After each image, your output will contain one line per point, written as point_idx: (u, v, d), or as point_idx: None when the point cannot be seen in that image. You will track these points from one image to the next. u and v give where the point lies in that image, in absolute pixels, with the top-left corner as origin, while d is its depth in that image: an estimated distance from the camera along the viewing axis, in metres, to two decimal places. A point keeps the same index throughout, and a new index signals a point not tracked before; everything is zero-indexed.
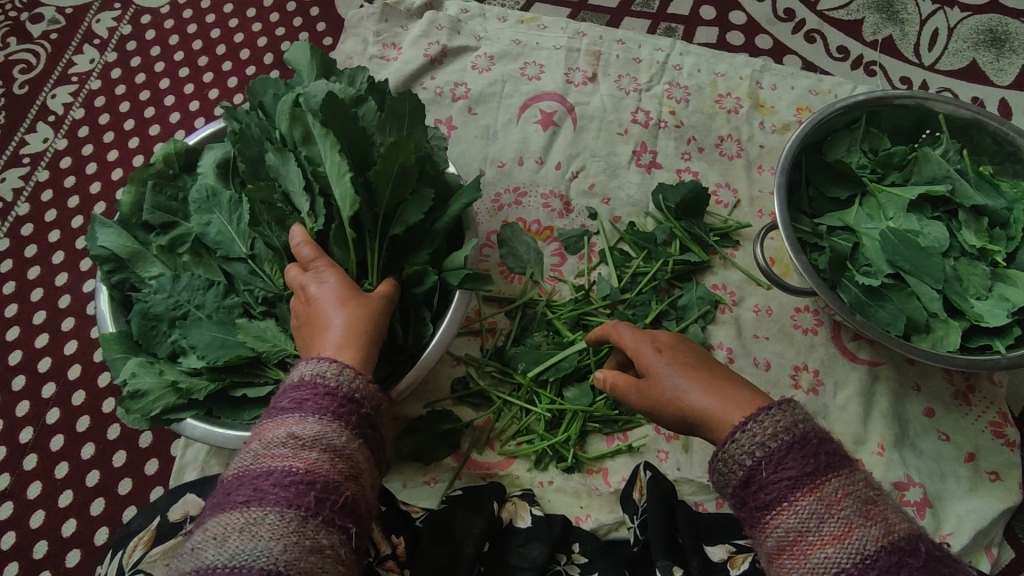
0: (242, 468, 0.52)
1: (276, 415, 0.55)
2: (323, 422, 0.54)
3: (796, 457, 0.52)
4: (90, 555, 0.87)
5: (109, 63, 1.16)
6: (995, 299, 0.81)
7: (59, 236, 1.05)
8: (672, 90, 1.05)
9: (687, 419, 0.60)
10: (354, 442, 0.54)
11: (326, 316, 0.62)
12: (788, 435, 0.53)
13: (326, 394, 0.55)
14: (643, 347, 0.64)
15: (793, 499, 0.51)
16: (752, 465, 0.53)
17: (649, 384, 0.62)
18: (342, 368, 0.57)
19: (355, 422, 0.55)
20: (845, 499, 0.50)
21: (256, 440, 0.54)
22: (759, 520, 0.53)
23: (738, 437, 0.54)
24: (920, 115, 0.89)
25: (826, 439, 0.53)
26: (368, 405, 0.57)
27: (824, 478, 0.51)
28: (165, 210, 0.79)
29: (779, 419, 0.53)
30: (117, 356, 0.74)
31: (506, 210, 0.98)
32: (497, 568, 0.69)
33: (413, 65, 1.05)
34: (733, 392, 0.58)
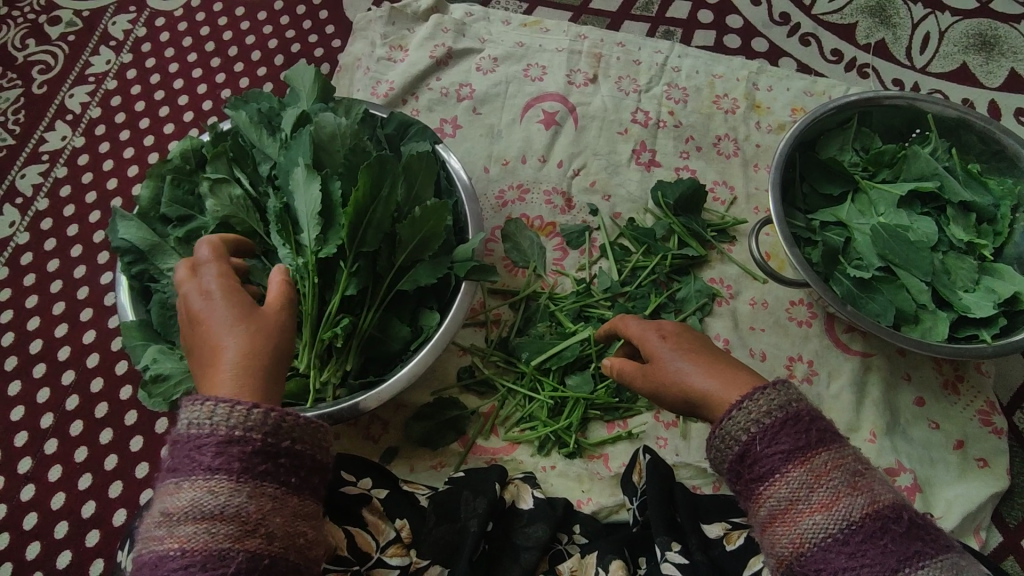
0: (139, 550, 0.50)
1: (162, 482, 0.51)
2: (198, 482, 0.49)
3: (789, 432, 0.54)
4: (108, 535, 0.90)
5: (125, 64, 1.20)
6: (982, 291, 0.84)
7: (78, 230, 1.08)
8: (671, 91, 1.08)
9: (691, 401, 0.62)
10: (239, 494, 0.49)
11: (217, 343, 0.56)
12: (782, 412, 0.55)
13: (203, 444, 0.50)
14: (650, 335, 0.67)
15: (785, 471, 0.53)
16: (748, 440, 0.55)
17: (655, 369, 0.65)
18: (215, 407, 0.51)
19: (240, 467, 0.50)
20: (834, 471, 0.52)
21: (152, 511, 0.51)
22: (754, 491, 0.55)
23: (735, 415, 0.56)
24: (910, 115, 0.92)
25: (819, 416, 0.56)
26: (258, 437, 0.51)
27: (815, 451, 0.53)
28: (183, 204, 0.81)
29: (773, 397, 0.56)
30: (138, 344, 0.78)
31: (510, 206, 1.01)
32: (501, 545, 0.70)
33: (420, 66, 1.08)
34: (736, 375, 0.61)
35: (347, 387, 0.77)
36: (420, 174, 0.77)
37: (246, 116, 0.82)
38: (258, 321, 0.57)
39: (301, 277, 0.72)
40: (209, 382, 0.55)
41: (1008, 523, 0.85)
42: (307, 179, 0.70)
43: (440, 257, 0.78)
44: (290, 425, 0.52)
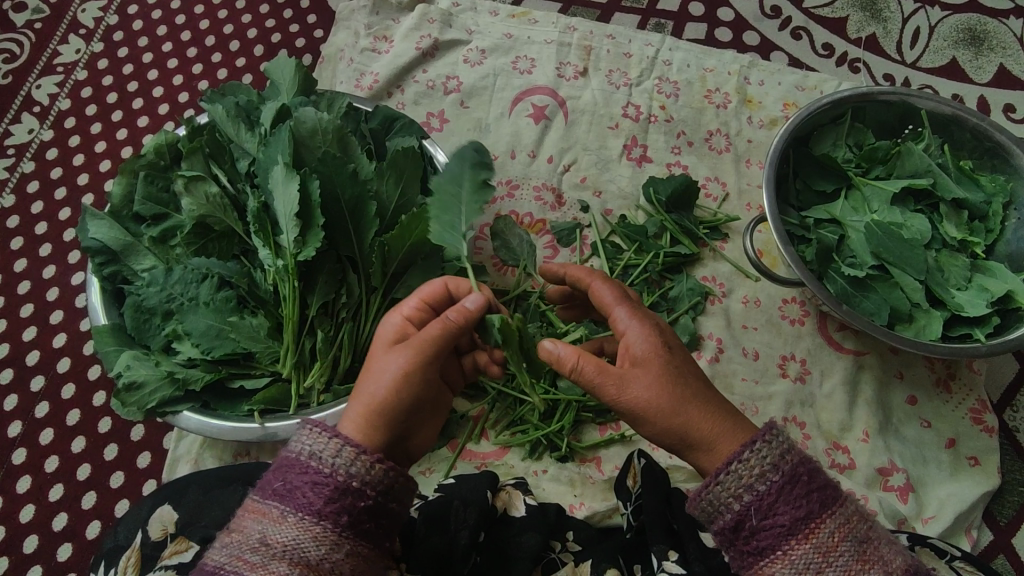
0: (219, 565, 0.53)
1: (266, 499, 0.55)
2: (304, 524, 0.53)
3: (787, 500, 0.55)
4: (82, 548, 0.86)
5: (95, 53, 1.15)
6: (975, 289, 0.83)
7: (47, 228, 1.04)
8: (662, 85, 1.06)
9: (651, 424, 0.60)
10: (338, 549, 0.53)
11: (375, 366, 0.59)
12: (777, 476, 0.55)
13: (319, 483, 0.54)
14: (638, 343, 0.61)
15: (788, 548, 0.54)
16: (744, 514, 0.56)
17: (640, 382, 0.59)
18: (341, 449, 0.55)
19: (344, 520, 0.54)
20: (839, 541, 0.54)
21: (235, 529, 0.55)
22: (753, 564, 0.56)
23: (725, 481, 0.56)
24: (903, 111, 0.91)
25: (816, 479, 0.56)
26: (370, 494, 0.55)
27: (818, 523, 0.54)
28: (158, 201, 0.78)
29: (766, 462, 0.55)
30: (110, 349, 0.74)
31: (499, 203, 0.99)
32: (494, 556, 0.69)
33: (405, 58, 1.05)
34: (709, 413, 0.60)
35: (331, 392, 0.75)
36: (405, 172, 0.73)
37: (467, 169, 0.61)
38: (410, 363, 0.58)
39: (281, 278, 0.72)
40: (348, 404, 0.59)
41: (999, 521, 0.85)
42: (286, 179, 0.68)
43: (431, 259, 0.77)
44: (400, 489, 0.56)
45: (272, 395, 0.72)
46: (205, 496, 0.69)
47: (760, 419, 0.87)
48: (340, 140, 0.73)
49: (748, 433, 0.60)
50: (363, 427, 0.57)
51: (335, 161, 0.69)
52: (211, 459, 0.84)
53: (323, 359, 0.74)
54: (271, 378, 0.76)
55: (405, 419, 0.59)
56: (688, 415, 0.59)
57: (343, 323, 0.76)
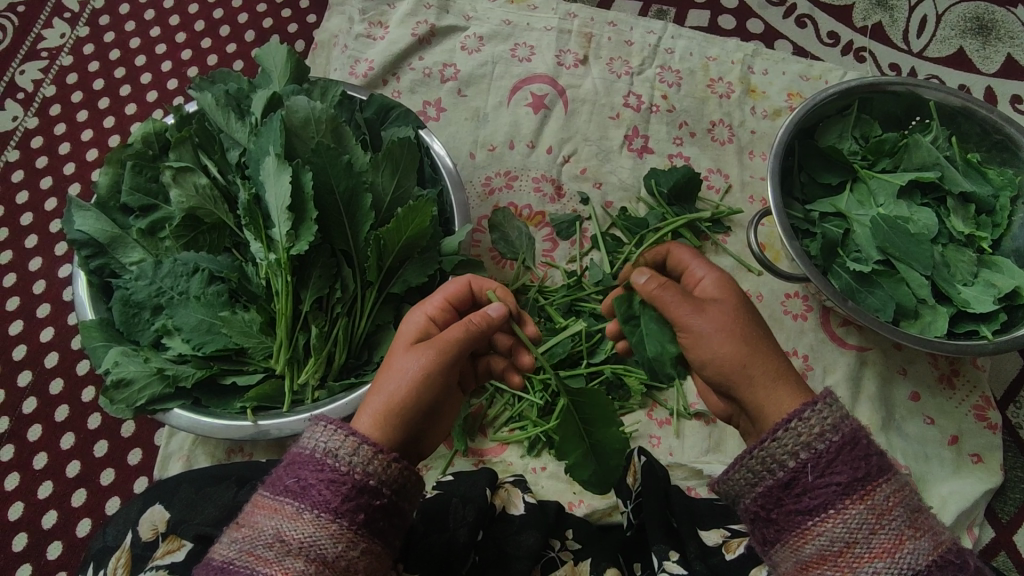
0: (228, 560, 0.49)
1: (278, 495, 0.51)
2: (320, 522, 0.50)
3: (845, 460, 0.52)
4: (71, 547, 0.85)
5: (80, 38, 1.12)
6: (981, 285, 0.82)
7: (33, 219, 1.01)
8: (664, 74, 1.04)
9: (710, 348, 0.60)
10: (354, 548, 0.50)
11: (397, 365, 0.58)
12: (836, 436, 0.53)
13: (334, 480, 0.51)
14: (712, 285, 0.63)
15: (842, 507, 0.51)
16: (797, 468, 0.53)
17: (716, 313, 0.60)
18: (357, 446, 0.52)
19: (360, 519, 0.51)
20: (895, 506, 0.51)
21: (244, 524, 0.51)
22: (801, 524, 0.53)
23: (781, 436, 0.54)
24: (911, 101, 0.89)
25: (873, 443, 0.54)
26: (386, 492, 0.52)
27: (874, 485, 0.52)
28: (145, 191, 0.75)
29: (826, 417, 0.54)
30: (98, 344, 0.72)
31: (497, 194, 0.97)
32: (492, 556, 0.67)
33: (401, 45, 1.03)
34: (773, 361, 0.60)
35: (326, 389, 0.73)
36: (400, 164, 0.71)
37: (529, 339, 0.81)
38: (430, 361, 0.57)
39: (273, 272, 0.70)
40: (365, 401, 0.58)
41: (1001, 518, 0.84)
42: (278, 171, 0.66)
43: (428, 253, 0.75)
44: (413, 486, 0.54)
45: (269, 390, 0.71)
46: (197, 495, 0.67)
47: None
48: (333, 131, 0.71)
49: (803, 395, 0.59)
50: (381, 422, 0.56)
51: (329, 153, 0.67)
52: (203, 457, 0.82)
53: (317, 357, 0.72)
54: (264, 375, 0.73)
55: (419, 421, 0.58)
56: (753, 352, 0.59)
57: (338, 319, 0.74)
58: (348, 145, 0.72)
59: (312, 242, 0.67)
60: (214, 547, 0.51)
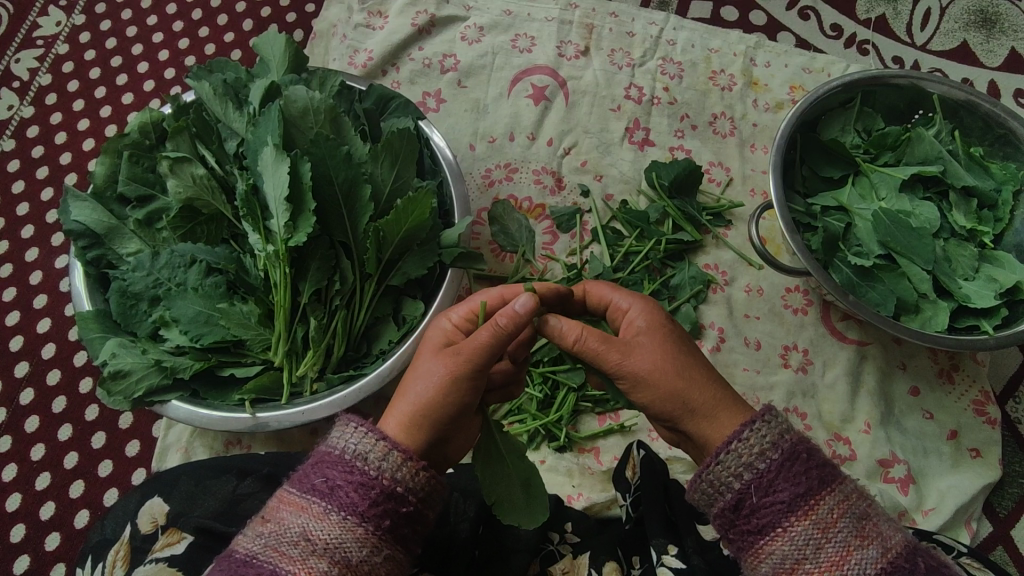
0: (254, 554, 0.49)
1: (305, 495, 0.51)
2: (346, 524, 0.50)
3: (787, 478, 0.52)
4: (70, 538, 0.85)
5: (77, 26, 1.10)
6: (982, 280, 0.81)
7: (29, 210, 1.00)
8: (666, 66, 1.03)
9: (652, 393, 0.57)
10: (378, 553, 0.50)
11: (419, 370, 0.58)
12: (776, 454, 0.52)
13: (361, 484, 0.51)
14: (640, 317, 0.60)
15: (787, 525, 0.51)
16: (741, 490, 0.52)
17: (641, 352, 0.58)
18: (388, 451, 0.52)
19: (386, 525, 0.51)
20: (840, 518, 0.50)
21: (271, 520, 0.51)
22: (752, 544, 0.53)
23: (723, 459, 0.53)
24: (914, 95, 0.88)
25: (816, 452, 0.53)
26: (412, 500, 0.52)
27: (818, 499, 0.51)
28: (142, 181, 0.75)
29: (764, 434, 0.53)
30: (95, 336, 0.71)
31: (497, 186, 0.96)
32: (493, 550, 0.67)
33: (400, 35, 1.02)
34: (708, 386, 0.57)
35: (325, 381, 0.73)
36: (400, 156, 0.71)
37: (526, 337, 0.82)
38: (453, 367, 0.56)
39: (272, 263, 0.69)
40: (388, 409, 0.57)
41: (999, 513, 0.84)
42: (276, 161, 0.66)
43: (428, 245, 0.74)
44: (437, 495, 0.54)
45: (266, 382, 0.70)
46: (197, 486, 0.67)
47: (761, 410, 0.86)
48: (332, 121, 0.71)
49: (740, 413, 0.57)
50: (406, 429, 0.55)
51: (328, 144, 0.66)
52: (202, 448, 0.82)
53: (316, 348, 0.72)
54: (263, 367, 0.73)
55: (448, 427, 0.56)
56: (689, 385, 0.57)
57: (337, 310, 0.74)
58: (347, 135, 0.71)
59: (311, 234, 0.66)
60: (237, 540, 0.50)
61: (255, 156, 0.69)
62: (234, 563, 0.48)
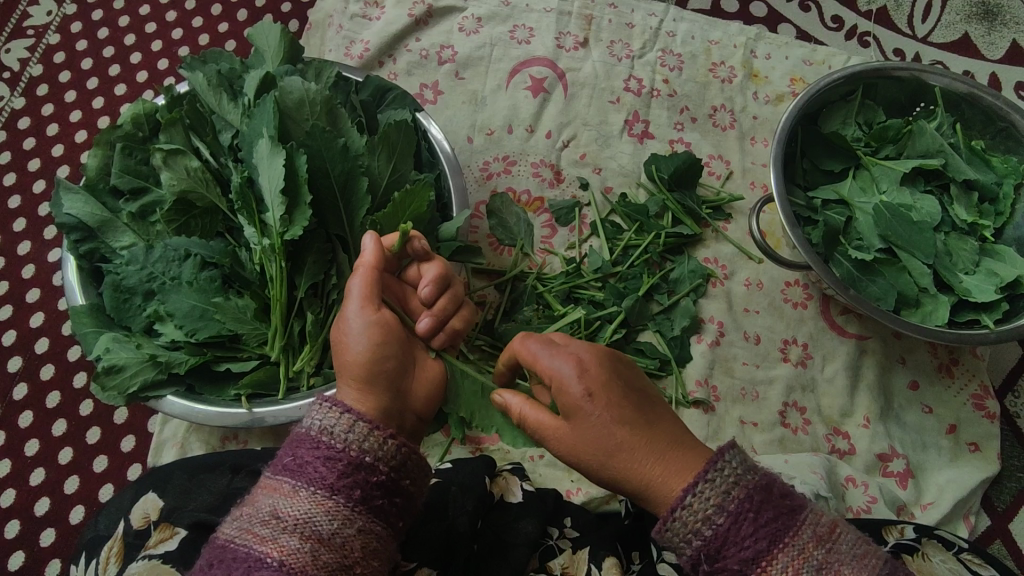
0: (227, 538, 0.49)
1: (277, 475, 0.52)
2: (315, 498, 0.50)
3: (735, 542, 0.51)
4: (64, 534, 0.84)
5: (67, 16, 1.09)
6: (983, 273, 0.81)
7: (21, 202, 0.99)
8: (666, 57, 1.02)
9: (596, 467, 0.57)
10: (351, 525, 0.50)
11: (344, 335, 0.59)
12: (722, 518, 0.52)
13: (327, 457, 0.52)
14: (573, 387, 0.56)
15: None
16: (692, 554, 0.52)
17: (579, 430, 0.56)
18: (353, 423, 0.53)
19: (356, 497, 0.51)
20: (794, 575, 0.50)
21: (247, 504, 0.51)
22: None
23: (672, 527, 0.53)
24: (915, 88, 0.88)
25: (766, 505, 0.52)
26: (382, 469, 0.52)
27: (770, 558, 0.50)
28: (135, 173, 0.74)
29: (709, 498, 0.52)
30: (89, 331, 0.71)
31: (495, 179, 0.95)
32: (492, 545, 0.66)
33: (397, 25, 1.00)
34: (662, 449, 0.56)
35: (322, 375, 0.73)
36: (397, 148, 0.70)
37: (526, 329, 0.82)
38: (371, 318, 0.59)
39: (267, 257, 0.69)
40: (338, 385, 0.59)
41: (998, 507, 0.84)
42: (271, 153, 0.65)
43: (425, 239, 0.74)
44: (413, 464, 0.54)
45: (263, 377, 0.70)
46: (191, 481, 0.66)
47: (759, 404, 0.86)
48: (328, 113, 0.69)
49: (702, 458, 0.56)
50: (359, 393, 0.57)
51: (324, 136, 0.65)
52: (198, 444, 0.82)
53: (313, 343, 0.71)
54: (260, 361, 0.72)
55: (395, 374, 0.59)
56: (629, 459, 0.56)
57: (334, 305, 0.73)
58: (344, 126, 0.70)
59: (306, 227, 0.65)
60: (219, 527, 0.51)
61: (249, 148, 0.68)
62: (214, 550, 0.49)
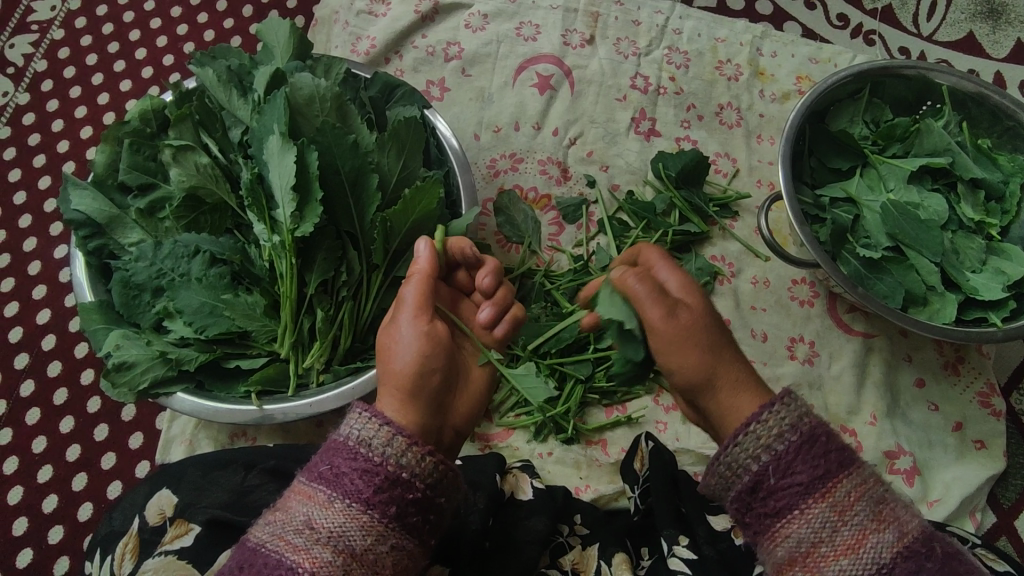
0: (259, 542, 0.49)
1: (312, 482, 0.51)
2: (350, 512, 0.49)
3: (804, 461, 0.51)
4: (72, 531, 0.84)
5: (71, 11, 1.08)
6: (990, 272, 0.81)
7: (26, 198, 0.99)
8: (672, 55, 1.02)
9: (676, 357, 0.58)
10: (384, 542, 0.50)
11: (394, 341, 0.59)
12: (795, 436, 0.52)
13: (364, 470, 0.51)
14: (677, 286, 0.61)
15: (804, 507, 0.50)
16: (758, 472, 0.52)
17: (682, 317, 0.58)
18: (392, 436, 0.52)
19: (391, 514, 0.50)
20: (857, 501, 0.50)
21: (280, 509, 0.51)
22: (770, 527, 0.52)
23: (742, 439, 0.53)
24: (921, 86, 0.88)
25: (835, 435, 0.53)
26: (420, 486, 0.51)
27: (835, 482, 0.50)
28: (143, 170, 0.73)
29: (784, 417, 0.52)
30: (98, 327, 0.71)
31: (503, 176, 0.95)
32: (503, 542, 0.66)
33: (403, 22, 1.00)
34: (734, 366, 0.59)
35: (331, 372, 0.73)
36: (407, 145, 0.70)
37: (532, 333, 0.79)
38: (421, 327, 0.59)
39: (277, 254, 0.69)
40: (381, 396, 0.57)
41: (1004, 504, 0.85)
42: (282, 150, 0.64)
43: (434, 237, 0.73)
44: (449, 481, 0.53)
45: (270, 373, 0.70)
46: (203, 479, 0.66)
47: None
48: (338, 110, 0.69)
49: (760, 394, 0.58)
50: (404, 405, 0.56)
51: (334, 132, 0.65)
52: (206, 441, 0.82)
53: (322, 341, 0.71)
54: (268, 358, 0.72)
55: (438, 390, 0.58)
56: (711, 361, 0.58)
57: (343, 302, 0.73)
58: (353, 122, 0.70)
59: (317, 224, 0.65)
60: (249, 530, 0.51)
61: (259, 145, 0.68)
62: (244, 553, 0.49)
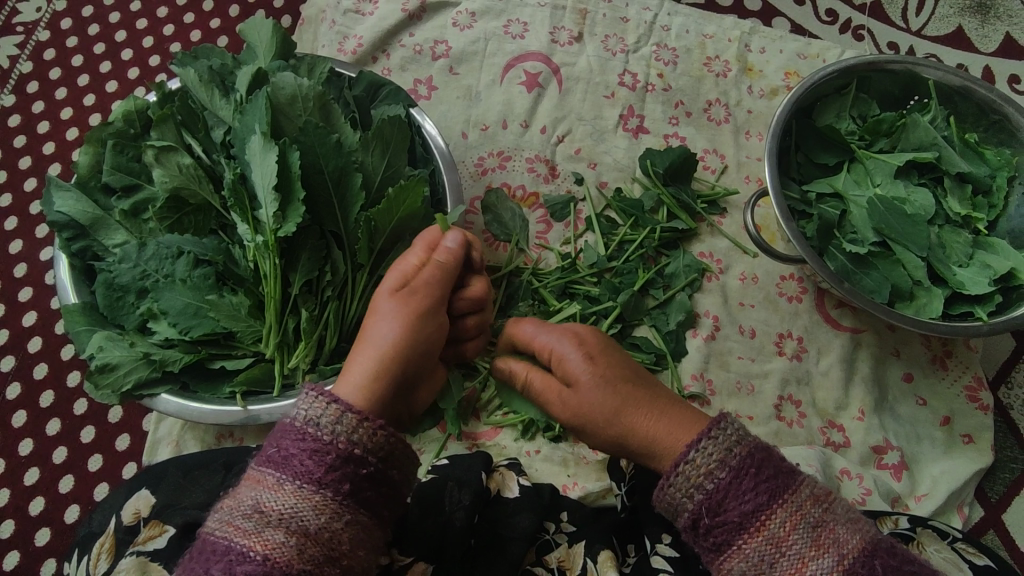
0: (212, 531, 0.50)
1: (263, 466, 0.52)
2: (302, 493, 0.50)
3: (736, 495, 0.52)
4: (60, 533, 0.84)
5: (57, 12, 1.08)
6: (976, 266, 0.81)
7: (12, 201, 0.98)
8: (660, 52, 1.01)
9: (593, 432, 0.64)
10: (338, 518, 0.50)
11: (380, 313, 0.63)
12: (724, 472, 0.53)
13: (310, 449, 0.51)
14: (572, 358, 0.65)
15: (742, 542, 0.52)
16: (694, 511, 0.53)
17: (584, 392, 0.63)
18: (341, 413, 0.53)
19: (344, 490, 0.51)
20: (792, 531, 0.51)
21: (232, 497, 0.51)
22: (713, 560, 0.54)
23: (674, 480, 0.54)
24: (908, 81, 0.88)
25: (766, 462, 0.54)
26: (372, 459, 0.53)
27: (769, 513, 0.52)
28: (127, 171, 0.73)
29: (712, 453, 0.54)
30: (81, 329, 0.71)
31: (490, 174, 0.95)
32: (488, 540, 0.66)
33: (390, 21, 1.00)
34: (654, 415, 0.61)
35: (316, 372, 0.72)
36: (391, 143, 0.70)
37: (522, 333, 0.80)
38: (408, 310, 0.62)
39: (261, 254, 0.68)
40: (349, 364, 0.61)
41: (991, 498, 0.85)
42: (264, 150, 0.64)
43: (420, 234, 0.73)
44: (400, 451, 0.54)
45: (257, 374, 0.70)
46: (186, 479, 0.66)
47: (756, 396, 0.86)
48: (321, 109, 0.69)
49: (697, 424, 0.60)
50: (371, 377, 0.59)
51: (317, 131, 0.65)
52: (192, 442, 0.82)
53: (308, 339, 0.71)
54: (254, 359, 0.72)
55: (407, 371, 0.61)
56: (620, 421, 0.62)
57: (329, 301, 0.73)
58: (337, 122, 0.70)
59: (300, 223, 0.65)
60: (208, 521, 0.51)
61: (241, 144, 0.68)
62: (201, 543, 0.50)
